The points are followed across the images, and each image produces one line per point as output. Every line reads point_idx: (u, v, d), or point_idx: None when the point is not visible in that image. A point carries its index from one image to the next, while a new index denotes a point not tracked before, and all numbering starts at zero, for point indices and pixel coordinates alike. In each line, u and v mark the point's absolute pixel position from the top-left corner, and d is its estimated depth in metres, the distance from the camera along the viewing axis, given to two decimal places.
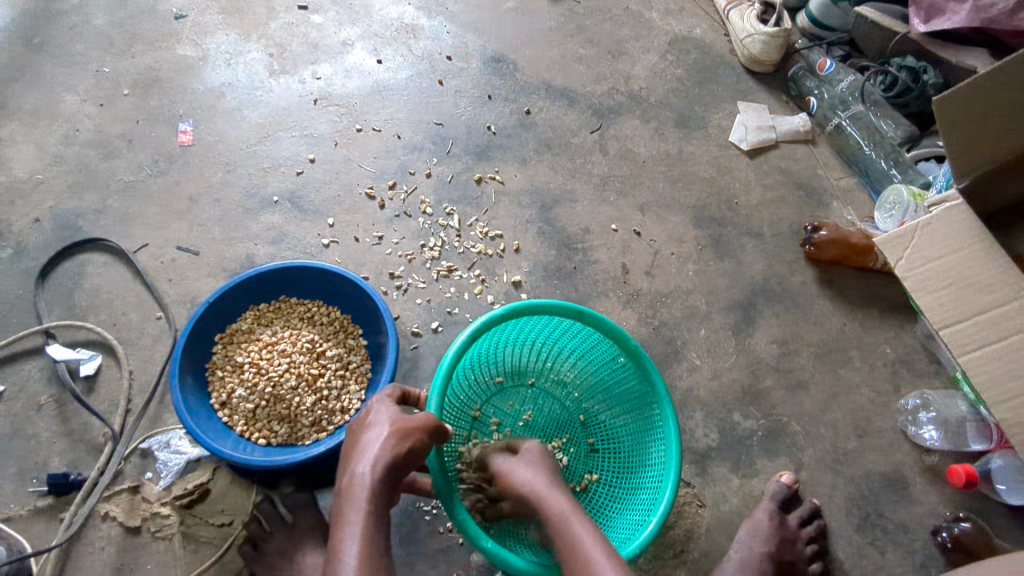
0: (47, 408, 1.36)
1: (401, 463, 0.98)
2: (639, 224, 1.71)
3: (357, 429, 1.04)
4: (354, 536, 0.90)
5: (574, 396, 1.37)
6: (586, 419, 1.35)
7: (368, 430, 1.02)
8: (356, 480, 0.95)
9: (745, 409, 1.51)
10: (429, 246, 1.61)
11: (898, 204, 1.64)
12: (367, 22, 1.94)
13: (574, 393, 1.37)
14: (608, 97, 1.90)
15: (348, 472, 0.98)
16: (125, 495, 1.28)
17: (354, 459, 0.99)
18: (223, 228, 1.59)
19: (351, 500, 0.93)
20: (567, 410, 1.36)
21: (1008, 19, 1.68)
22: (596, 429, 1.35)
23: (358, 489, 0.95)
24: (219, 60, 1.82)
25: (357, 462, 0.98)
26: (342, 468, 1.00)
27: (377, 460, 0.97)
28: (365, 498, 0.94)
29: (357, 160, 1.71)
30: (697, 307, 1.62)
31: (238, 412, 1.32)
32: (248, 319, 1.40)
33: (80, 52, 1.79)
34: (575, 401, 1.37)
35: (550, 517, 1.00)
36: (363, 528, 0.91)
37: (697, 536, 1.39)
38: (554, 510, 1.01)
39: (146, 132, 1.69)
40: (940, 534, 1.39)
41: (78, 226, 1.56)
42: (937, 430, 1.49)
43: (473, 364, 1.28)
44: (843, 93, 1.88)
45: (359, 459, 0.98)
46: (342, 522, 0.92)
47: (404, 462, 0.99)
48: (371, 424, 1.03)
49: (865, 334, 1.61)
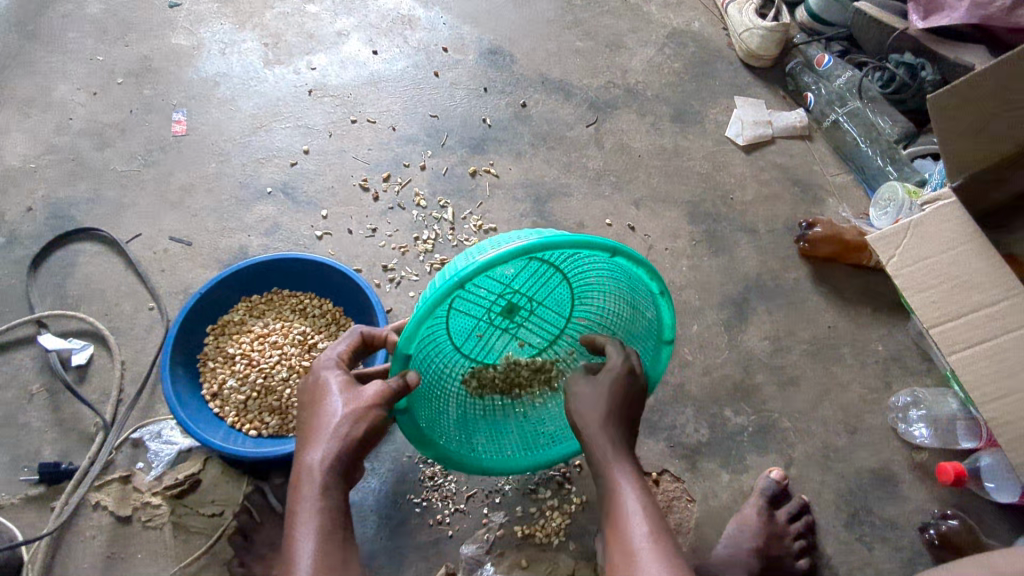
0: (39, 398, 1.36)
1: (354, 452, 0.99)
2: (634, 219, 1.70)
3: (307, 406, 1.03)
4: (308, 534, 0.93)
5: (581, 281, 1.13)
6: (585, 305, 1.17)
7: (318, 411, 1.01)
8: (308, 471, 0.97)
9: (737, 405, 1.52)
10: (423, 239, 1.61)
11: (893, 200, 1.62)
12: (363, 12, 1.93)
13: (583, 279, 1.13)
14: (605, 91, 1.89)
15: (300, 459, 0.98)
16: (116, 484, 1.28)
17: (305, 446, 0.99)
18: (216, 219, 1.58)
19: (303, 493, 0.95)
20: (554, 299, 1.15)
21: (1006, 16, 1.68)
22: (590, 312, 1.18)
23: (309, 482, 0.96)
24: (213, 49, 1.81)
25: (308, 450, 0.98)
26: (295, 450, 1.01)
27: (327, 451, 0.97)
28: (316, 490, 0.95)
29: (352, 152, 1.70)
30: (691, 303, 1.62)
31: (229, 403, 1.32)
32: (240, 310, 1.40)
33: (74, 40, 1.79)
34: (578, 280, 1.13)
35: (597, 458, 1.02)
36: (318, 526, 0.94)
37: (685, 531, 1.40)
38: (603, 455, 1.02)
39: (140, 121, 1.69)
40: (927, 530, 1.40)
41: (70, 215, 1.56)
42: (927, 428, 1.50)
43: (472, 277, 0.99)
44: (841, 89, 1.84)
45: (310, 444, 0.98)
46: (296, 515, 0.95)
47: (356, 450, 0.99)
48: (320, 401, 1.01)
49: (858, 331, 1.62)
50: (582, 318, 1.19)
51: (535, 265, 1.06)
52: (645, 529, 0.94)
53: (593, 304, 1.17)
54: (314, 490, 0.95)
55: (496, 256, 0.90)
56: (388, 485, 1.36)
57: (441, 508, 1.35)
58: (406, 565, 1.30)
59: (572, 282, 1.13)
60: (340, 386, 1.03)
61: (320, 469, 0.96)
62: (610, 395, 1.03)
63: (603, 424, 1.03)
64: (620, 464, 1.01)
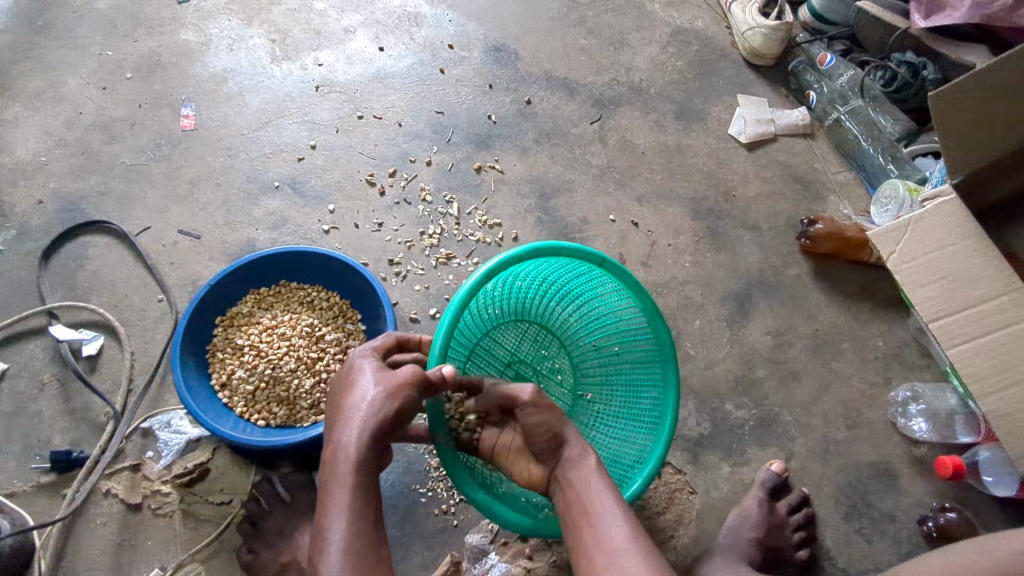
0: (50, 386, 1.38)
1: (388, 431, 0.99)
2: (638, 215, 1.72)
3: (340, 388, 1.03)
4: (340, 511, 0.93)
5: (577, 343, 1.30)
6: (586, 371, 1.31)
7: (353, 391, 1.01)
8: (342, 450, 0.96)
9: (738, 399, 1.54)
10: (429, 233, 1.63)
11: (894, 198, 1.64)
12: (369, 9, 1.95)
13: (581, 341, 1.30)
14: (609, 88, 1.90)
15: (334, 438, 0.98)
16: (126, 473, 1.30)
17: (339, 425, 0.99)
18: (224, 213, 1.60)
19: (337, 471, 0.95)
20: (558, 368, 1.31)
21: (1007, 15, 1.68)
22: (596, 381, 1.30)
23: (344, 460, 0.96)
24: (221, 45, 1.83)
25: (342, 429, 0.98)
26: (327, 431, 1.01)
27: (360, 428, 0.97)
28: (351, 469, 0.95)
29: (359, 147, 1.72)
30: (693, 298, 1.64)
31: (238, 394, 1.34)
32: (249, 302, 1.41)
33: (83, 35, 1.80)
34: (576, 344, 1.30)
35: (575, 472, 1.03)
36: (351, 503, 0.94)
37: (687, 522, 1.42)
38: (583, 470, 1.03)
39: (149, 116, 1.70)
40: (925, 523, 1.42)
41: (80, 208, 1.57)
42: (926, 422, 1.52)
43: (486, 298, 1.16)
44: (843, 87, 1.88)
45: (343, 423, 0.98)
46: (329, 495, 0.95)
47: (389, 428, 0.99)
48: (354, 381, 1.02)
49: (858, 327, 1.63)
50: (589, 390, 1.30)
51: (533, 327, 1.28)
52: (613, 538, 0.95)
53: (591, 368, 1.30)
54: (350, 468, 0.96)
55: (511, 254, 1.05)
56: (394, 475, 1.37)
57: (446, 498, 1.37)
58: (412, 554, 1.32)
59: (570, 349, 1.31)
60: (374, 367, 1.03)
61: (354, 447, 0.96)
62: (543, 421, 1.06)
63: (552, 450, 1.06)
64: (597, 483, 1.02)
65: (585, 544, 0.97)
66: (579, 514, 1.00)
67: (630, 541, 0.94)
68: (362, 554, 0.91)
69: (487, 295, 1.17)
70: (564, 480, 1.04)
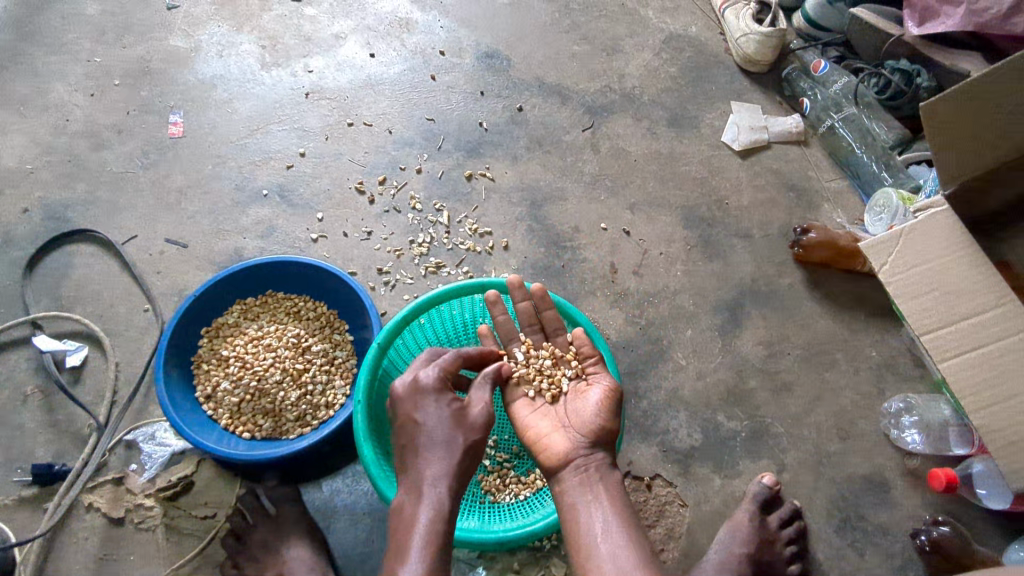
0: (32, 399, 1.36)
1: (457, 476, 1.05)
2: (629, 224, 1.71)
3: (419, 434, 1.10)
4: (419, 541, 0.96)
5: None
6: None
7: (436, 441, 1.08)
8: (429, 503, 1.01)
9: (730, 410, 1.52)
10: (418, 242, 1.62)
11: (887, 207, 1.64)
12: (361, 15, 1.93)
13: None
14: (602, 95, 1.89)
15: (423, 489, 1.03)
16: (109, 486, 1.28)
17: (428, 476, 1.04)
18: (212, 221, 1.59)
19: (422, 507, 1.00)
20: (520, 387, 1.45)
21: (1002, 23, 1.65)
22: None
23: (433, 509, 1.00)
24: (211, 51, 1.82)
25: (424, 487, 1.03)
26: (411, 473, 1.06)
27: (445, 478, 1.04)
28: (440, 522, 0.99)
29: (348, 155, 1.71)
30: (685, 307, 1.63)
31: (223, 406, 1.33)
32: (235, 313, 1.40)
33: (72, 42, 1.79)
34: None
35: (598, 471, 1.10)
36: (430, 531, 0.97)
37: (678, 536, 1.40)
38: (610, 476, 1.10)
39: (136, 123, 1.69)
40: (919, 537, 1.41)
41: (66, 217, 1.56)
42: (920, 434, 1.50)
43: (408, 353, 1.38)
44: (837, 95, 1.87)
45: (427, 466, 1.05)
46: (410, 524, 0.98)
47: (459, 473, 1.06)
48: (436, 434, 1.08)
49: (851, 337, 1.62)
50: None
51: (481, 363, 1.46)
52: (624, 549, 1.01)
53: None
54: (429, 506, 1.00)
55: (429, 294, 1.30)
56: None
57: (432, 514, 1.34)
58: None
59: None
60: (453, 417, 1.10)
61: (441, 492, 1.02)
62: (605, 412, 1.16)
63: (589, 444, 1.13)
64: (615, 500, 1.07)
65: (594, 548, 1.02)
66: (586, 517, 1.06)
67: (636, 558, 0.99)
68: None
69: (411, 347, 1.38)
70: (586, 477, 1.10)
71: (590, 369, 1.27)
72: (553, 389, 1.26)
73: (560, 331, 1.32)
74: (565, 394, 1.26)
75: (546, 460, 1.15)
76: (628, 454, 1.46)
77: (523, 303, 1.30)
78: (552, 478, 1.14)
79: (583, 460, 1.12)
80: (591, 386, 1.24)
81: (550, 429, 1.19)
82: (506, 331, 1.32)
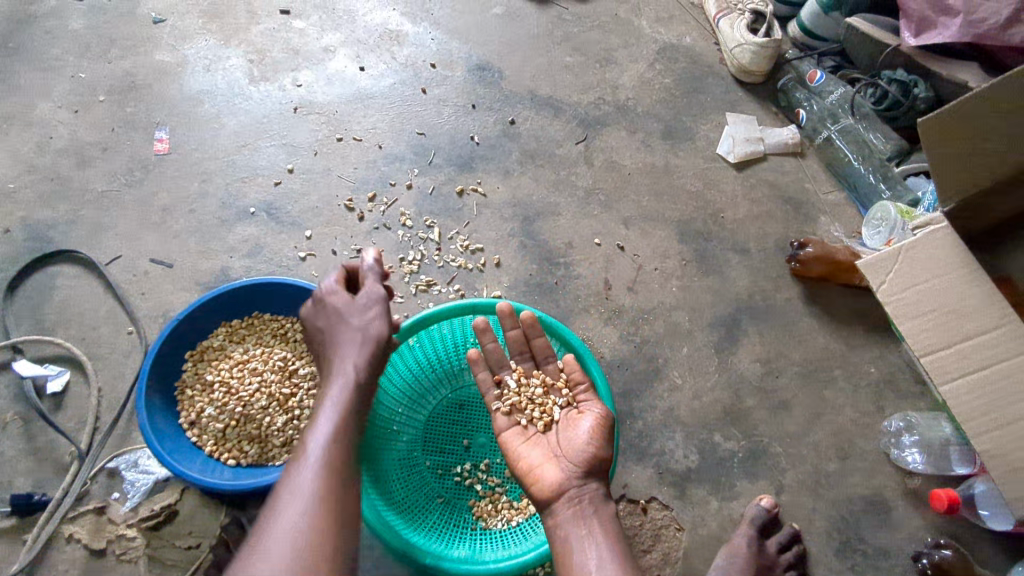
0: (13, 426, 1.33)
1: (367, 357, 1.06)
2: (624, 239, 1.68)
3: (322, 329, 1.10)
4: (324, 424, 0.98)
5: None
6: None
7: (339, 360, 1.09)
8: (326, 403, 1.01)
9: (727, 430, 1.49)
10: (408, 260, 1.59)
11: (885, 220, 1.62)
12: (350, 28, 1.91)
13: None
14: (595, 107, 1.87)
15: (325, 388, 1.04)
16: (90, 516, 1.25)
17: (332, 362, 1.06)
18: (197, 240, 1.56)
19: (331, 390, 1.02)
20: None
21: (1000, 33, 1.62)
22: None
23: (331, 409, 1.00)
24: (198, 66, 1.79)
25: (335, 373, 1.04)
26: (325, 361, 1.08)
27: (351, 359, 1.05)
28: (345, 405, 1.01)
29: (337, 170, 1.68)
30: (681, 324, 1.60)
31: (207, 432, 1.30)
32: (220, 335, 1.37)
33: (56, 57, 1.76)
34: None
35: (590, 504, 1.05)
36: (339, 416, 0.99)
37: (674, 561, 1.37)
38: (606, 507, 1.05)
39: (121, 140, 1.66)
40: (921, 560, 1.38)
41: (48, 237, 1.53)
42: (920, 454, 1.47)
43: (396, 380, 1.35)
44: (833, 106, 1.84)
45: (337, 355, 1.07)
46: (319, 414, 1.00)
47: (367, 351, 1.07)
48: (338, 334, 1.08)
49: (850, 353, 1.59)
50: None
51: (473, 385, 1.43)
52: None
53: None
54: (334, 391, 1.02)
55: (414, 319, 1.27)
56: None
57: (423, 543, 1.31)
58: None
59: None
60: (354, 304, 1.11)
61: (350, 371, 1.04)
62: (597, 439, 1.12)
63: (582, 475, 1.08)
64: (610, 533, 1.01)
65: None
66: (581, 556, 0.99)
67: None
68: (339, 459, 0.94)
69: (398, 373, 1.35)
70: (579, 510, 1.04)
71: (581, 396, 1.24)
72: (545, 418, 1.23)
73: (550, 358, 1.32)
74: (557, 423, 1.23)
75: (539, 493, 1.11)
76: (623, 477, 1.43)
77: (512, 331, 1.29)
78: (545, 512, 1.08)
79: (576, 494, 1.06)
80: (584, 413, 1.20)
81: (542, 460, 1.15)
82: (496, 359, 1.31)
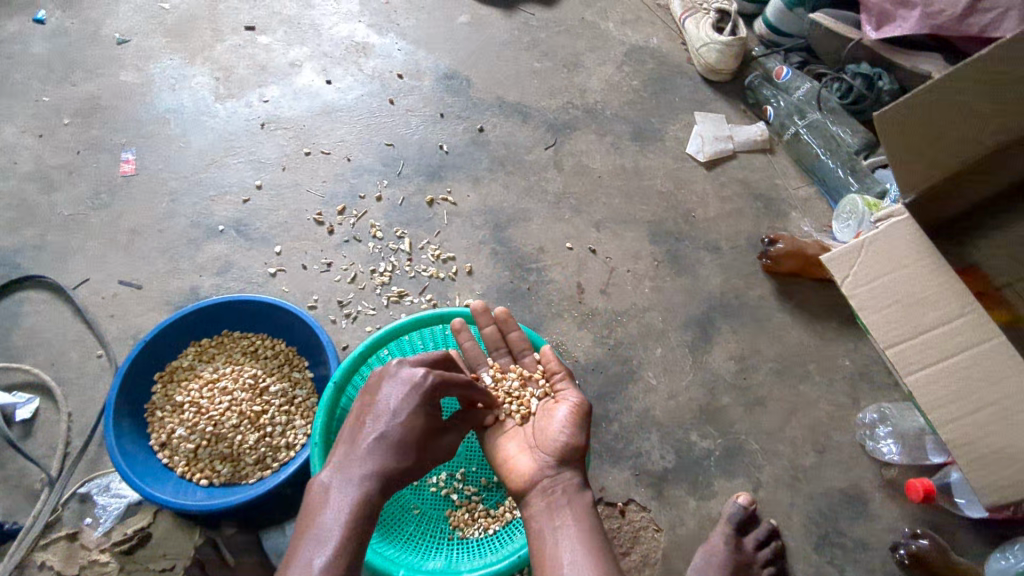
0: None
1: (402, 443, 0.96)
2: (595, 242, 1.69)
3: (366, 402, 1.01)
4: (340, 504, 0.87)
5: None
6: None
7: (370, 396, 1.01)
8: (341, 480, 0.90)
9: (703, 429, 1.50)
10: (380, 271, 1.59)
11: (854, 213, 1.63)
12: (317, 42, 1.91)
13: None
14: (563, 112, 1.87)
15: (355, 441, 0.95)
16: (61, 543, 1.23)
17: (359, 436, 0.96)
18: (166, 260, 1.55)
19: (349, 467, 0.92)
20: None
21: (958, 25, 1.64)
22: None
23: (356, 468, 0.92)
24: (163, 85, 1.79)
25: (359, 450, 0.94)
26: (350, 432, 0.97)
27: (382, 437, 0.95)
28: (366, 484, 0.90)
29: (306, 185, 1.68)
30: (654, 325, 1.60)
31: (179, 453, 1.29)
32: (189, 356, 1.37)
33: (20, 82, 1.75)
34: None
35: (563, 496, 1.05)
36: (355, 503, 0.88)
37: (653, 562, 1.37)
38: (582, 497, 1.06)
39: (87, 162, 1.65)
40: (897, 550, 1.38)
41: (15, 263, 1.52)
42: (896, 444, 1.47)
43: None
44: (801, 101, 1.85)
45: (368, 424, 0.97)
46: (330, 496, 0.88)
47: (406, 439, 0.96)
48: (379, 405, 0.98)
49: (823, 347, 1.60)
50: None
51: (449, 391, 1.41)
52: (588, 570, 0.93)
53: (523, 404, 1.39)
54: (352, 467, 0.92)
55: (385, 329, 1.27)
56: None
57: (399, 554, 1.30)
58: None
59: None
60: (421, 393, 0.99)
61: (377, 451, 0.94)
62: (571, 428, 1.12)
63: (556, 464, 1.09)
64: (585, 522, 1.01)
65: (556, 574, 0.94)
66: (553, 547, 0.99)
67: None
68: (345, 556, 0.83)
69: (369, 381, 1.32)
70: (553, 501, 1.05)
71: (559, 386, 1.24)
72: (522, 410, 1.23)
73: (527, 353, 1.31)
74: (534, 414, 1.23)
75: (516, 485, 1.11)
76: (601, 479, 1.43)
77: (488, 328, 1.30)
78: (522, 504, 1.09)
79: (552, 484, 1.07)
80: (561, 402, 1.20)
81: (519, 451, 1.16)
82: (473, 356, 1.31)
